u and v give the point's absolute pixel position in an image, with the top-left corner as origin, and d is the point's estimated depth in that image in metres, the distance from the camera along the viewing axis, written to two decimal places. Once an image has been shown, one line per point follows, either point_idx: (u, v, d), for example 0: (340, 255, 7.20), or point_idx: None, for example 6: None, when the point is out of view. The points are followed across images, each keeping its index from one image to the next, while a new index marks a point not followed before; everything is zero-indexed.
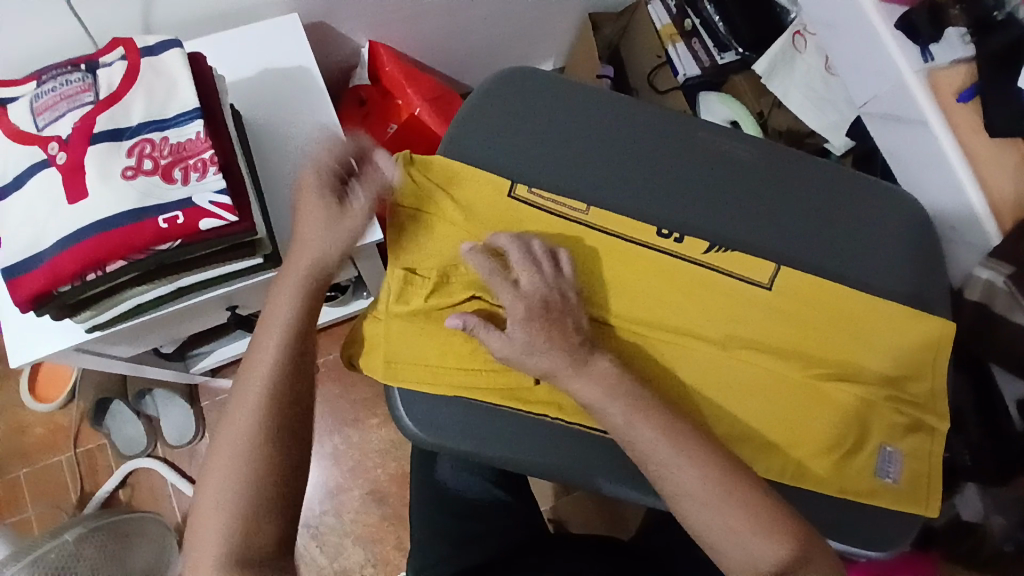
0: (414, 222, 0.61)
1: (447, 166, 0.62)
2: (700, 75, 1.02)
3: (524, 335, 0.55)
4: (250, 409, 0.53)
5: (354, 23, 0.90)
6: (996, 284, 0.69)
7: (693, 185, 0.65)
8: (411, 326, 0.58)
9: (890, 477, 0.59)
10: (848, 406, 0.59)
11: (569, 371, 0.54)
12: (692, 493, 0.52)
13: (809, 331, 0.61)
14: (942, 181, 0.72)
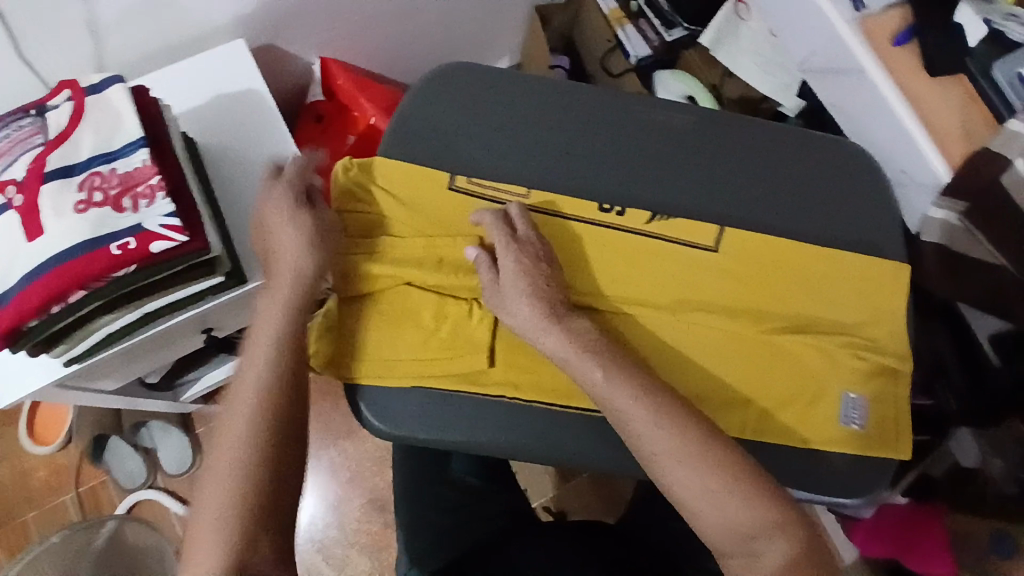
0: (358, 227, 0.63)
1: (387, 166, 0.63)
2: (651, 54, 1.02)
3: (514, 280, 0.58)
4: (243, 415, 0.53)
5: (305, 41, 0.91)
6: (952, 221, 0.70)
7: (637, 158, 0.67)
8: (363, 324, 0.60)
9: (857, 423, 0.61)
10: (803, 355, 0.62)
11: (545, 325, 0.57)
12: (664, 453, 0.52)
13: (760, 288, 0.64)
14: (888, 128, 0.73)
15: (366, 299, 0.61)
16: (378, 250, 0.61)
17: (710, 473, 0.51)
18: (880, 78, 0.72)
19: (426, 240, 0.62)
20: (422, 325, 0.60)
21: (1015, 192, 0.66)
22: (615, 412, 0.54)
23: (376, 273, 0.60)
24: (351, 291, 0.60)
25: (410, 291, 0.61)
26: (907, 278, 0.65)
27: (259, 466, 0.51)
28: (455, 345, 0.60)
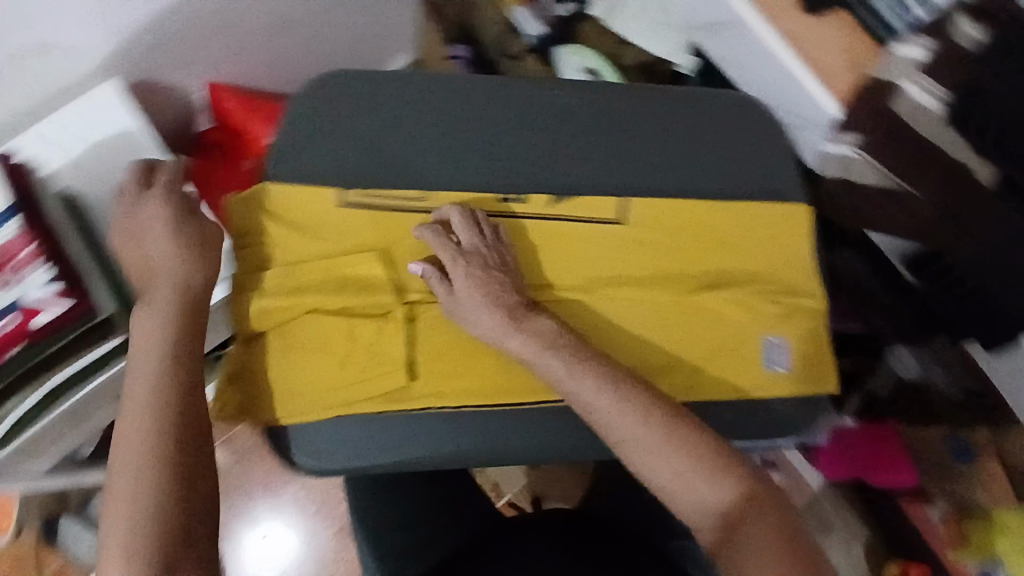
0: (255, 260, 0.62)
1: (276, 193, 0.62)
2: (548, 31, 0.99)
3: (470, 290, 0.58)
4: (143, 405, 0.50)
5: (183, 72, 0.86)
6: (850, 154, 0.74)
7: (534, 143, 0.67)
8: (274, 360, 0.60)
9: (782, 366, 0.65)
10: (721, 309, 0.65)
11: (507, 329, 0.57)
12: (643, 444, 0.51)
13: (672, 251, 0.67)
14: (777, 74, 0.75)
15: (274, 334, 0.61)
16: (277, 281, 0.61)
17: (693, 457, 0.50)
18: (761, 28, 0.73)
19: (332, 266, 0.62)
20: (336, 353, 0.60)
21: (907, 118, 0.69)
22: (580, 403, 0.54)
23: (278, 307, 0.60)
24: (257, 329, 0.61)
25: (321, 318, 0.61)
26: (807, 217, 0.68)
27: (162, 452, 0.49)
28: (380, 363, 0.60)
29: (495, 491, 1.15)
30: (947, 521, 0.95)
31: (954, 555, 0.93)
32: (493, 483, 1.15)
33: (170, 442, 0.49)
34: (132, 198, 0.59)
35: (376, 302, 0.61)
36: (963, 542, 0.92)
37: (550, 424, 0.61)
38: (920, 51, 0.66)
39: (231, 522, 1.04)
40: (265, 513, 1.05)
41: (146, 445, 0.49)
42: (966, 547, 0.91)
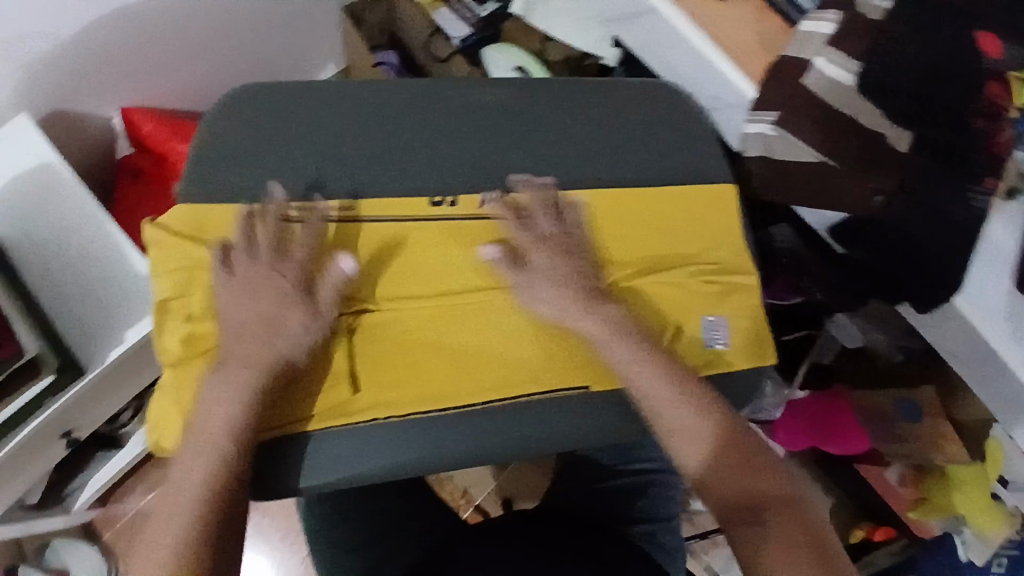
0: (174, 283, 0.61)
1: (191, 214, 0.62)
2: (472, 32, 1.01)
3: (548, 269, 0.63)
4: (208, 446, 0.55)
5: (97, 96, 0.83)
6: (768, 134, 0.72)
7: (458, 144, 0.67)
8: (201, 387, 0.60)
9: (720, 342, 0.66)
10: (656, 293, 0.67)
11: (581, 309, 0.62)
12: (686, 432, 0.58)
13: (605, 239, 0.68)
14: (691, 59, 0.76)
15: (199, 360, 0.60)
16: (202, 306, 0.61)
17: (710, 445, 0.58)
18: (670, 13, 0.75)
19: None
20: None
21: (819, 90, 0.71)
22: (635, 385, 0.60)
23: (205, 332, 0.60)
24: (182, 355, 0.60)
25: None
26: (733, 196, 0.71)
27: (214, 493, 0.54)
28: (320, 376, 0.61)
29: (466, 498, 1.14)
30: (905, 482, 1.08)
31: (914, 514, 1.07)
32: (463, 490, 1.15)
33: (237, 453, 0.56)
34: (246, 231, 0.60)
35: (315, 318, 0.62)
36: (923, 501, 1.05)
37: (495, 422, 0.62)
38: (830, 25, 0.71)
39: None
40: None
41: (203, 479, 0.55)
42: (926, 507, 1.05)
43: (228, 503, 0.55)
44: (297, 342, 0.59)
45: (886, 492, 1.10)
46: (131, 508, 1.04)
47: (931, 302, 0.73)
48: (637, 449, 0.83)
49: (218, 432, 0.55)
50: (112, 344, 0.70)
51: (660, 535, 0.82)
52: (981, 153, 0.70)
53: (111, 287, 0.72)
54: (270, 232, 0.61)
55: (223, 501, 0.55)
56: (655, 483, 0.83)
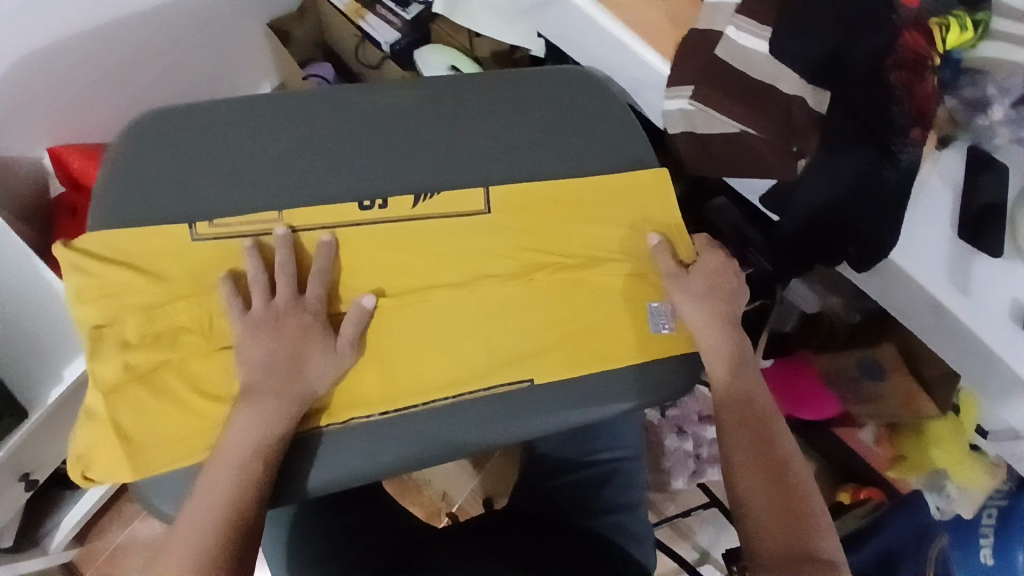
0: (102, 310, 0.60)
1: (107, 239, 0.60)
2: (401, 36, 1.01)
3: (700, 280, 0.69)
4: (234, 465, 0.56)
5: (23, 136, 0.83)
6: (688, 109, 0.72)
7: (375, 149, 0.67)
8: (144, 410, 0.60)
9: (665, 328, 0.69)
10: (595, 288, 0.70)
11: (718, 321, 0.68)
12: (750, 464, 0.62)
13: (547, 232, 0.70)
14: (607, 42, 0.76)
15: (140, 385, 0.60)
16: (137, 330, 0.60)
17: (766, 481, 0.61)
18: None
19: (187, 306, 0.61)
20: (207, 394, 0.61)
21: (735, 62, 0.70)
22: (728, 409, 0.66)
23: (142, 358, 0.60)
24: (120, 381, 0.59)
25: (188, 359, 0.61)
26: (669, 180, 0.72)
27: (230, 517, 0.54)
28: None
29: (445, 501, 1.14)
30: (880, 441, 1.09)
31: (895, 472, 1.09)
32: (441, 493, 1.15)
33: (261, 477, 0.57)
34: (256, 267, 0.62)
35: None
36: (902, 460, 1.07)
37: (438, 420, 0.63)
38: None
39: None
40: None
41: (227, 500, 0.55)
42: (907, 465, 1.06)
43: (244, 527, 0.55)
44: (321, 375, 0.61)
45: (864, 451, 1.11)
46: (110, 543, 1.05)
47: (871, 261, 0.71)
48: (597, 437, 0.84)
49: (252, 461, 0.57)
50: (51, 384, 0.71)
51: (628, 525, 0.80)
52: (901, 106, 0.67)
53: (44, 326, 0.73)
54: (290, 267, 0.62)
55: (237, 534, 0.54)
56: (618, 472, 0.83)
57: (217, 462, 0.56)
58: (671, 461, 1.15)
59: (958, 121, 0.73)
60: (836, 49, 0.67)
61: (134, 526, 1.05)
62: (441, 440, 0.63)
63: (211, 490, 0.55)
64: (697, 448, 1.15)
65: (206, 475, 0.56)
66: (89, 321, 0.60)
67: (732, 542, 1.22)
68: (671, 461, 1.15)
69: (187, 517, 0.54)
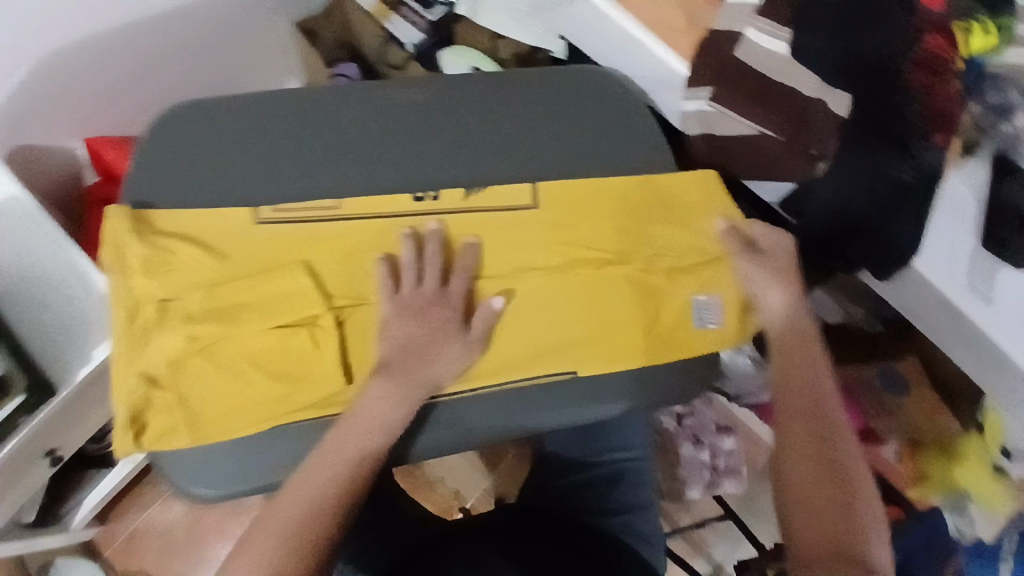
0: (169, 284, 0.60)
1: (175, 217, 0.62)
2: (426, 37, 1.02)
3: (764, 272, 0.67)
4: (339, 462, 0.56)
5: (56, 129, 0.87)
6: (706, 110, 0.72)
7: (395, 141, 0.68)
8: (203, 384, 0.59)
9: (712, 323, 0.68)
10: (645, 283, 0.68)
11: (800, 309, 0.67)
12: (801, 456, 0.61)
13: (600, 225, 0.69)
14: (624, 43, 0.77)
15: (201, 358, 0.59)
16: (201, 305, 0.60)
17: (817, 475, 0.59)
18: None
19: (248, 283, 0.61)
20: (266, 369, 0.60)
21: (751, 63, 0.70)
22: (792, 399, 0.63)
23: (205, 331, 0.59)
24: (181, 353, 0.58)
25: (243, 337, 0.60)
26: (718, 182, 0.70)
27: (323, 513, 0.55)
28: (303, 373, 0.60)
29: (457, 500, 1.14)
30: (902, 458, 1.02)
31: (916, 493, 1.02)
32: (454, 491, 1.15)
33: (359, 477, 0.57)
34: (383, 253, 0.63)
35: (318, 317, 0.61)
36: (925, 479, 1.01)
37: (508, 400, 0.64)
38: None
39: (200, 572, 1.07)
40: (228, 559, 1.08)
41: (324, 494, 0.55)
42: (929, 484, 1.01)
43: (331, 522, 0.55)
44: (448, 367, 0.62)
45: (886, 471, 1.03)
46: (131, 523, 1.08)
47: (896, 267, 0.70)
48: (607, 438, 0.83)
49: (357, 459, 0.57)
50: (81, 361, 0.74)
51: (637, 524, 0.79)
52: (920, 107, 0.65)
53: (71, 308, 0.75)
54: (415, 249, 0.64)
55: (332, 525, 0.55)
56: (629, 472, 0.82)
57: (319, 454, 0.57)
58: (687, 470, 1.13)
59: (982, 126, 0.69)
60: (853, 50, 0.67)
61: (153, 509, 1.09)
62: (492, 425, 0.64)
63: (310, 482, 0.56)
64: (714, 458, 1.13)
65: (307, 464, 0.57)
66: (154, 296, 0.60)
67: (747, 555, 1.20)
68: (686, 471, 1.13)
69: (284, 501, 0.55)
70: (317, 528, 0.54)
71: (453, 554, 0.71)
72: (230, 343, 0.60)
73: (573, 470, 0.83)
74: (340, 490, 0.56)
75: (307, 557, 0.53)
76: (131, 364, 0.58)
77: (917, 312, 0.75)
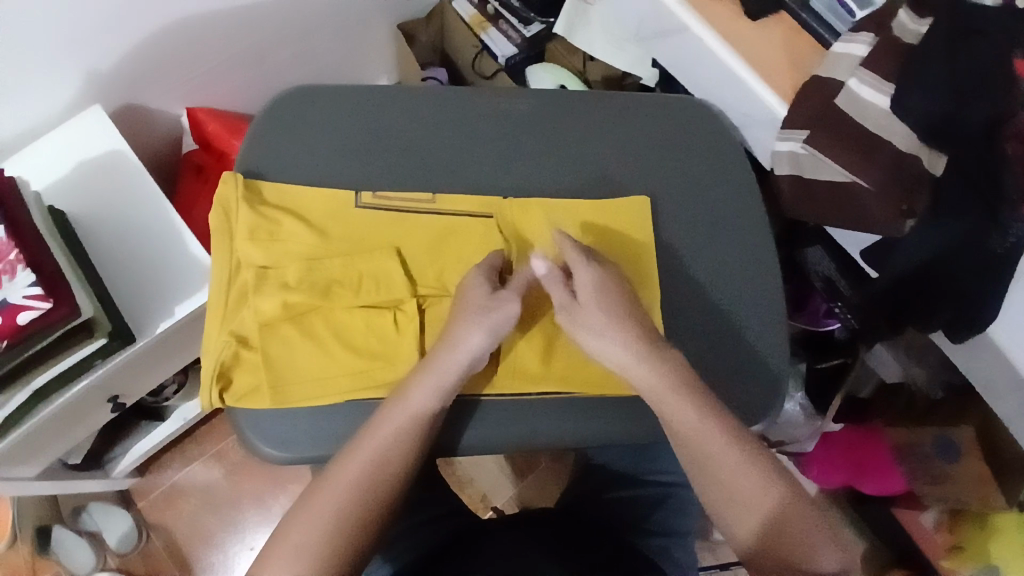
0: (268, 253, 0.63)
1: (282, 191, 0.65)
2: (517, 52, 1.06)
3: (594, 310, 0.62)
4: (400, 427, 0.57)
5: (165, 93, 0.91)
6: (799, 152, 0.74)
7: (495, 143, 0.70)
8: (291, 350, 0.62)
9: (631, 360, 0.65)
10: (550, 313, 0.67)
11: (640, 356, 0.60)
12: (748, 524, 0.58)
13: (644, 250, 0.69)
14: (722, 78, 0.80)
15: (291, 325, 0.62)
16: (296, 275, 0.62)
17: (744, 498, 0.58)
18: (701, 33, 0.78)
19: (343, 261, 0.63)
20: (349, 344, 0.62)
21: (852, 112, 0.70)
22: (699, 471, 0.59)
23: (298, 300, 0.62)
24: (275, 318, 0.61)
25: (329, 310, 0.63)
26: (646, 208, 0.70)
27: (385, 476, 0.56)
28: (382, 354, 0.62)
29: (485, 503, 1.15)
30: (940, 527, 1.00)
31: (948, 562, 0.96)
32: (481, 495, 1.15)
33: (420, 443, 0.58)
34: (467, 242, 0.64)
35: (403, 302, 0.63)
36: (958, 550, 0.95)
37: (571, 401, 0.65)
38: (864, 47, 0.72)
39: (226, 537, 1.09)
40: (254, 528, 1.10)
41: (384, 458, 0.56)
42: (962, 556, 0.94)
43: (393, 485, 0.56)
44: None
45: (921, 538, 1.01)
46: (169, 479, 1.11)
47: (967, 329, 0.69)
48: (656, 459, 0.84)
49: (403, 437, 0.57)
50: (161, 315, 0.76)
51: (673, 551, 0.80)
52: (1014, 176, 0.61)
53: (161, 261, 0.78)
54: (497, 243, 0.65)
55: (392, 489, 0.56)
56: (669, 497, 0.82)
57: (377, 421, 0.58)
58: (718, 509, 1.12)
59: None
60: (955, 113, 0.63)
61: (193, 467, 1.12)
62: (557, 425, 0.65)
63: (352, 462, 0.56)
64: None
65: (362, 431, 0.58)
66: (254, 262, 0.63)
67: None
68: None
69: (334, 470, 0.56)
70: (381, 490, 0.55)
71: (494, 549, 0.71)
72: (313, 313, 0.63)
73: (615, 484, 0.83)
74: (401, 455, 0.57)
75: (367, 519, 0.54)
76: (225, 323, 0.62)
77: (985, 379, 0.73)
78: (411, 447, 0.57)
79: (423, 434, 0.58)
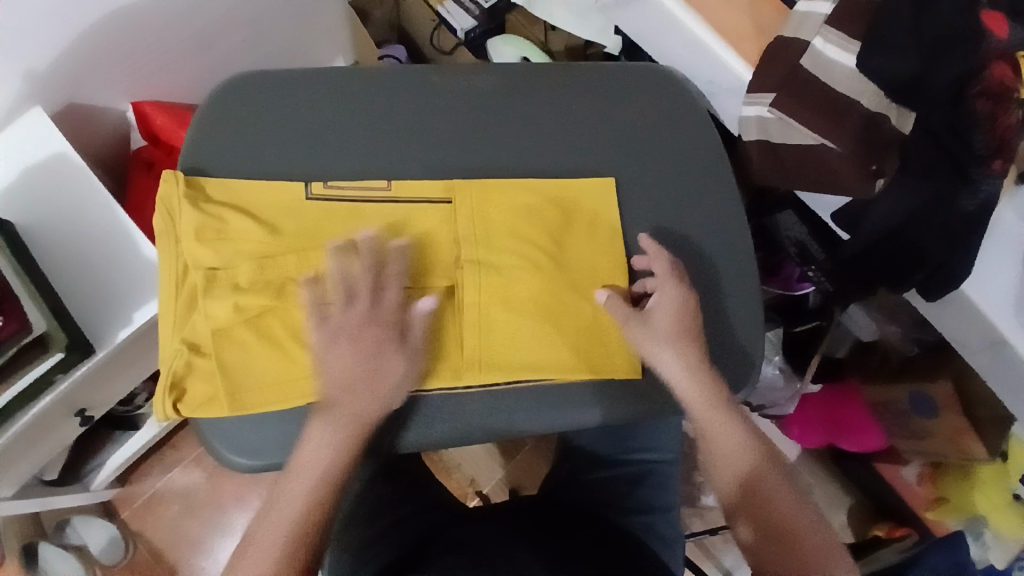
0: (218, 253, 0.61)
1: (230, 187, 0.63)
2: (477, 25, 1.03)
3: (663, 324, 0.63)
4: (340, 431, 0.58)
5: (108, 90, 0.87)
6: (766, 117, 0.71)
7: (452, 126, 0.68)
8: (250, 353, 0.60)
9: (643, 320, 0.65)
10: (546, 286, 0.64)
11: (699, 372, 0.62)
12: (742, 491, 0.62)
13: (578, 247, 0.66)
14: (686, 44, 0.78)
15: (245, 328, 0.60)
16: (248, 276, 0.60)
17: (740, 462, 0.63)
18: None
19: (296, 260, 0.61)
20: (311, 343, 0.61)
21: (820, 74, 0.68)
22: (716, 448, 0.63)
23: (251, 302, 0.60)
24: (228, 322, 0.59)
25: (287, 309, 0.61)
26: (611, 190, 0.68)
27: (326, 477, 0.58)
28: (283, 374, 0.60)
29: (473, 487, 1.15)
30: (922, 480, 1.04)
31: (933, 514, 1.01)
32: (469, 479, 1.15)
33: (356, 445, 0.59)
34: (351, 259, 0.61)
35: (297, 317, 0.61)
36: (941, 501, 1.00)
37: (554, 389, 0.63)
38: (827, 4, 0.70)
39: (213, 539, 1.09)
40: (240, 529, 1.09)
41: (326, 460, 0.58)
42: (946, 506, 0.98)
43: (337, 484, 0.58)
44: (399, 388, 0.60)
45: (905, 489, 1.06)
46: (150, 486, 1.10)
47: (940, 288, 0.67)
48: (638, 436, 0.82)
49: (326, 472, 0.58)
50: (121, 324, 0.74)
51: (658, 526, 0.76)
52: (984, 136, 0.60)
53: (116, 267, 0.76)
54: (358, 264, 0.61)
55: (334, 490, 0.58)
56: (654, 472, 0.80)
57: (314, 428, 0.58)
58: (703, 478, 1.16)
59: None
60: (922, 72, 0.61)
61: (173, 473, 1.11)
62: (539, 414, 0.63)
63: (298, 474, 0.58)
64: None
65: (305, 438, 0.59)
66: (203, 264, 0.60)
67: None
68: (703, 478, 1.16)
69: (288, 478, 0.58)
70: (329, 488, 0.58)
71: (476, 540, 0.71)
72: (269, 314, 0.61)
73: (597, 466, 0.83)
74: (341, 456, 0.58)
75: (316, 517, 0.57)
76: (177, 329, 0.60)
77: (960, 338, 0.72)
78: (345, 451, 0.58)
79: (352, 439, 0.58)
